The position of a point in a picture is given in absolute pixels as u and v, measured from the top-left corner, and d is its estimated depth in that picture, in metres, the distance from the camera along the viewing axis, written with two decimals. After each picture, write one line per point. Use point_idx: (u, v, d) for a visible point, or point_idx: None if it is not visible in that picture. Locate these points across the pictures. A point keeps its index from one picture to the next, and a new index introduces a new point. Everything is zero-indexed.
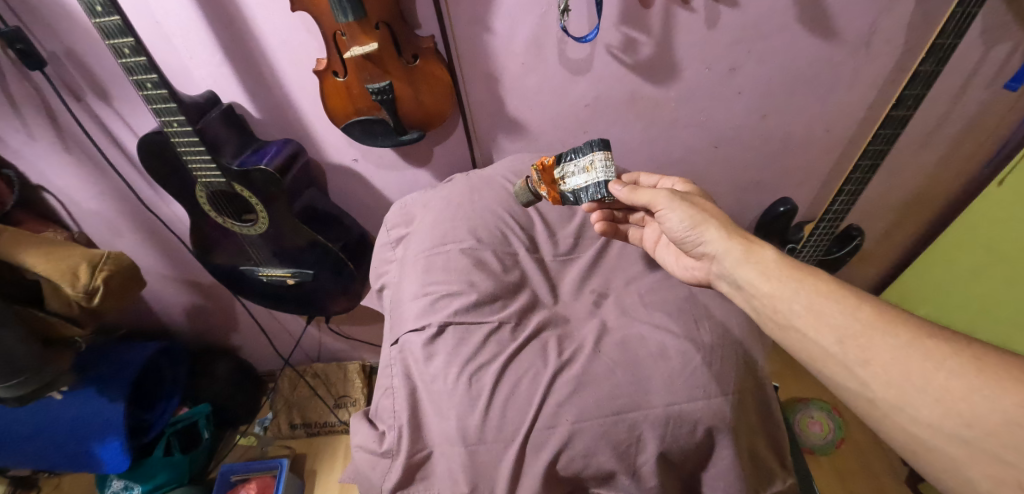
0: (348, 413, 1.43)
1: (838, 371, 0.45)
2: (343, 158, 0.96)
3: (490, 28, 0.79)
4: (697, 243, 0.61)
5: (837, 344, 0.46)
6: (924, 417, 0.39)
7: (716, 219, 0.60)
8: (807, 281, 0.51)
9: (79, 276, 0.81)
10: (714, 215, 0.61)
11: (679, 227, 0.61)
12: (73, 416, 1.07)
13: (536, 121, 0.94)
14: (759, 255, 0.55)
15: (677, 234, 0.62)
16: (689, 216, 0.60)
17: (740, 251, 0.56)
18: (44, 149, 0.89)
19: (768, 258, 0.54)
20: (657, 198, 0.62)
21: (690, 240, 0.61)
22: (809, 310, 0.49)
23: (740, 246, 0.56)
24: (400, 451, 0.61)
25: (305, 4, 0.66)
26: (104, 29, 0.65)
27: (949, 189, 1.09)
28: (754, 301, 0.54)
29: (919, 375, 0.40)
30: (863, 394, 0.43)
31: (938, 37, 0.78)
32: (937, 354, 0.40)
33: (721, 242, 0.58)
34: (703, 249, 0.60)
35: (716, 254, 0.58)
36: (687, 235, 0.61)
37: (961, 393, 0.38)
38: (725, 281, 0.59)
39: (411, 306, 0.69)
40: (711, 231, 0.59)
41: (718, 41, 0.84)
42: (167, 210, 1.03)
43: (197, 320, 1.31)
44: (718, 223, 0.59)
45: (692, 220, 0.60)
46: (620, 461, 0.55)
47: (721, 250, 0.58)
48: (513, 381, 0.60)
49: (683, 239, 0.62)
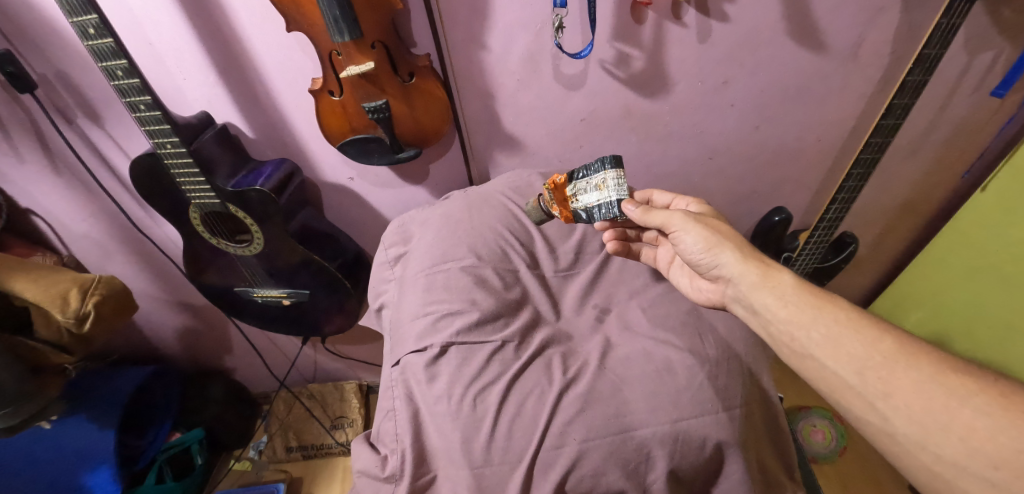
0: (345, 434, 1.40)
1: (857, 404, 0.46)
2: (339, 177, 0.96)
3: (485, 46, 0.80)
4: (712, 266, 0.60)
5: (857, 376, 0.46)
6: (948, 455, 0.40)
7: (729, 240, 0.59)
8: (826, 309, 0.51)
9: (69, 301, 0.79)
10: (729, 236, 0.60)
11: (693, 250, 0.61)
12: (63, 445, 1.04)
13: (532, 137, 0.94)
14: (776, 280, 0.55)
15: (692, 257, 0.62)
16: (703, 238, 0.60)
17: (757, 276, 0.56)
18: (33, 173, 0.87)
19: (785, 284, 0.54)
20: (671, 219, 0.61)
21: (705, 263, 0.61)
22: (828, 339, 0.49)
23: (756, 270, 0.56)
24: (403, 475, 0.59)
25: (302, 26, 0.67)
26: (96, 51, 0.64)
27: (939, 195, 1.11)
28: (770, 327, 0.54)
29: (942, 412, 0.41)
30: (883, 428, 0.44)
31: (923, 47, 0.80)
32: (961, 391, 0.41)
33: (737, 266, 0.57)
34: (718, 271, 0.60)
35: (732, 277, 0.58)
36: (701, 258, 0.61)
37: (987, 433, 0.39)
38: (741, 306, 0.58)
39: (411, 326, 0.68)
40: (726, 254, 0.58)
41: (709, 55, 0.85)
42: (160, 231, 1.01)
43: (189, 343, 1.28)
44: (733, 245, 0.59)
45: (706, 242, 0.60)
46: (630, 480, 0.54)
47: (736, 274, 0.57)
48: (518, 401, 0.59)
49: (698, 261, 0.62)
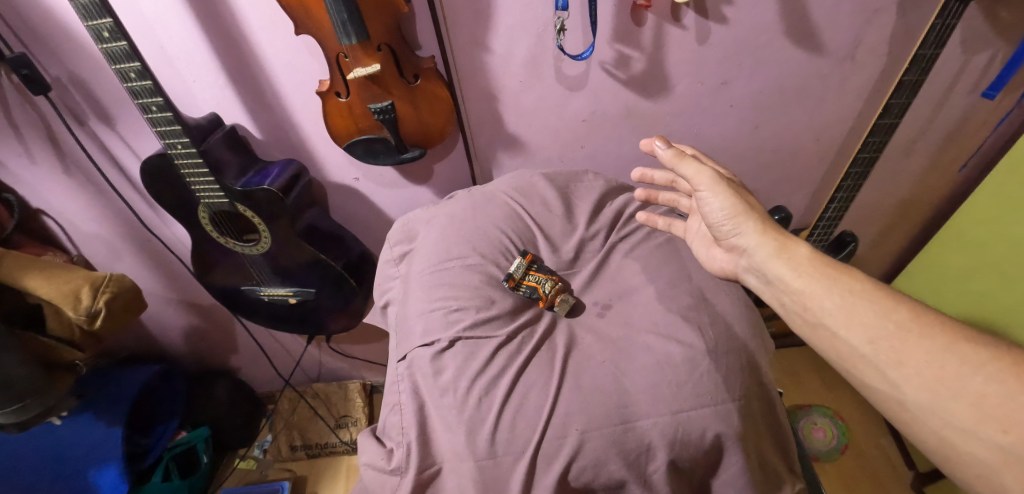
0: (349, 433, 1.42)
1: (869, 372, 0.47)
2: (344, 177, 0.97)
3: (489, 48, 0.81)
4: (731, 234, 0.62)
5: (870, 345, 0.47)
6: (957, 420, 0.42)
7: (755, 212, 0.60)
8: (841, 281, 0.52)
9: (81, 299, 0.80)
10: (754, 207, 0.61)
11: (717, 215, 0.62)
12: (72, 442, 1.05)
13: (535, 137, 0.96)
14: (793, 251, 0.56)
15: (714, 221, 0.63)
16: (730, 205, 0.61)
17: (774, 247, 0.57)
18: (44, 173, 0.89)
19: (801, 256, 0.55)
20: (701, 175, 0.62)
21: (726, 230, 0.62)
22: (842, 309, 0.50)
23: (774, 242, 0.57)
24: (409, 467, 0.60)
25: (310, 29, 0.68)
26: (110, 54, 0.66)
27: (938, 194, 1.12)
28: (783, 296, 0.56)
29: (955, 379, 0.42)
30: (893, 395, 0.46)
31: (919, 48, 0.81)
32: (975, 359, 0.43)
33: (755, 237, 0.59)
34: (736, 240, 0.61)
35: (748, 248, 0.60)
36: (723, 224, 0.62)
37: (998, 399, 0.40)
38: (755, 275, 0.61)
39: (419, 320, 0.69)
40: (748, 224, 0.59)
41: (709, 56, 0.86)
42: (167, 230, 1.03)
43: (195, 342, 1.29)
44: (758, 217, 0.59)
45: (732, 209, 0.61)
46: (631, 470, 0.56)
47: (753, 245, 0.59)
48: (522, 394, 0.60)
49: (719, 227, 0.63)
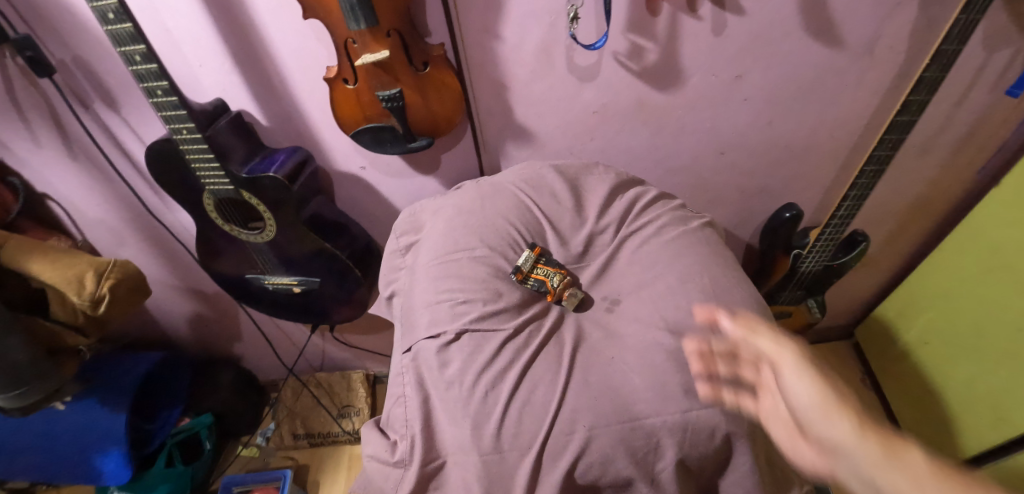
0: (352, 423, 1.42)
1: None
2: (351, 165, 0.96)
3: (499, 37, 0.80)
4: (824, 434, 0.44)
5: None
6: None
7: (855, 407, 0.44)
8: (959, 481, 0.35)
9: (85, 284, 0.80)
10: (854, 401, 0.45)
11: (805, 408, 0.46)
12: (76, 425, 1.06)
13: (544, 129, 0.94)
14: (910, 463, 0.38)
15: (802, 416, 0.46)
16: (819, 393, 0.46)
17: (882, 456, 0.40)
18: (49, 157, 0.88)
19: (919, 465, 0.38)
20: (778, 354, 0.50)
21: (816, 427, 0.45)
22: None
23: (878, 447, 0.40)
24: (412, 459, 0.60)
25: (319, 13, 0.67)
26: (116, 36, 0.64)
27: (952, 193, 1.10)
28: None
29: None
30: None
31: (941, 43, 0.79)
32: None
33: (854, 440, 0.42)
34: (832, 443, 0.43)
35: (848, 453, 0.42)
36: (815, 420, 0.45)
37: None
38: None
39: (424, 313, 0.68)
40: (844, 422, 0.43)
41: (724, 48, 0.84)
42: (172, 217, 1.02)
43: (199, 329, 1.29)
44: (858, 415, 0.43)
45: (821, 399, 0.45)
46: (639, 468, 0.55)
47: (853, 450, 0.42)
48: (528, 389, 0.59)
49: (811, 424, 0.46)
